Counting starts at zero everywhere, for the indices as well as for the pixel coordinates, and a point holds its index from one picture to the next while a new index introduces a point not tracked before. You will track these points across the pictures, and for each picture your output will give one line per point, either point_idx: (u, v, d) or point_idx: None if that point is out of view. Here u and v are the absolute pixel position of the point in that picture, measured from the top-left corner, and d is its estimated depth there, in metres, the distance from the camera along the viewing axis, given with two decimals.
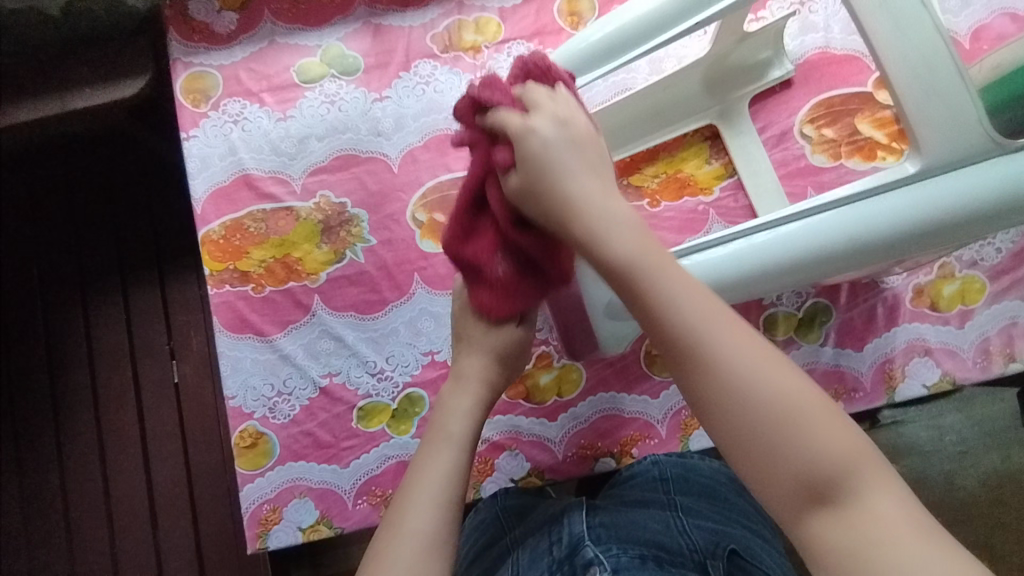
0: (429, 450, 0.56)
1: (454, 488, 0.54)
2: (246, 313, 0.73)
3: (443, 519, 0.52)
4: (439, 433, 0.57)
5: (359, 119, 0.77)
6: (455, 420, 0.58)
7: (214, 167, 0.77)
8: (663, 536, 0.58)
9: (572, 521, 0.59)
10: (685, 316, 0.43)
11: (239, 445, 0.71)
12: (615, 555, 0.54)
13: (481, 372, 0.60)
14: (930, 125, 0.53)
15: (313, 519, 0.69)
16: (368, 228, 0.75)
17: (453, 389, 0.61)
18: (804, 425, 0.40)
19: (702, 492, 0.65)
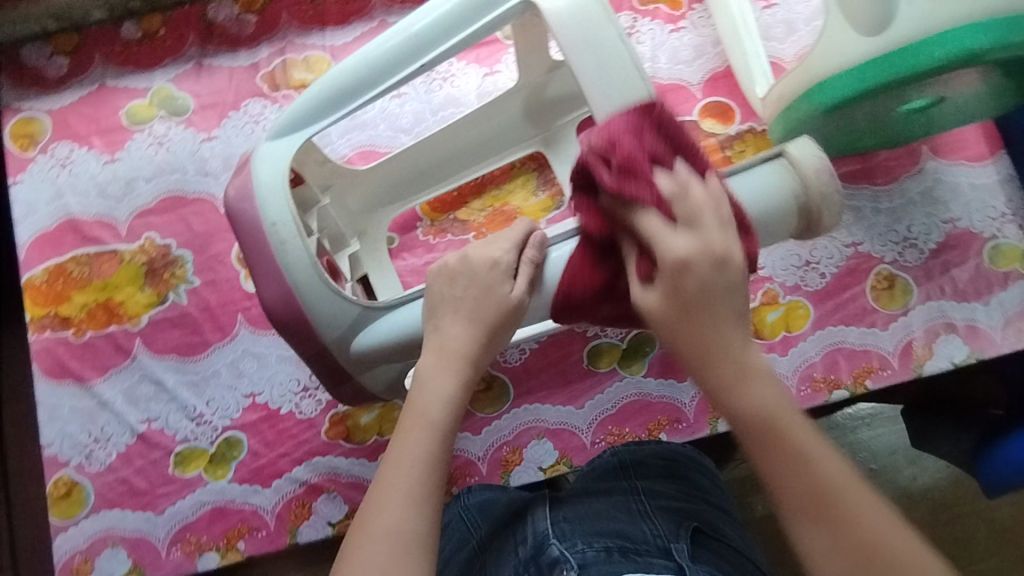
0: (404, 439, 0.47)
1: (434, 483, 0.45)
2: (65, 359, 0.73)
3: (417, 517, 0.43)
4: (417, 418, 0.48)
5: (186, 159, 0.77)
6: (433, 407, 0.48)
7: (39, 212, 0.76)
8: (627, 523, 0.54)
9: (536, 519, 0.56)
10: (769, 418, 0.42)
11: (53, 494, 0.70)
12: (581, 551, 0.51)
13: (463, 343, 0.50)
14: None
15: (124, 569, 0.68)
16: (193, 269, 0.75)
17: (431, 363, 0.50)
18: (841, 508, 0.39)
19: (661, 470, 0.62)
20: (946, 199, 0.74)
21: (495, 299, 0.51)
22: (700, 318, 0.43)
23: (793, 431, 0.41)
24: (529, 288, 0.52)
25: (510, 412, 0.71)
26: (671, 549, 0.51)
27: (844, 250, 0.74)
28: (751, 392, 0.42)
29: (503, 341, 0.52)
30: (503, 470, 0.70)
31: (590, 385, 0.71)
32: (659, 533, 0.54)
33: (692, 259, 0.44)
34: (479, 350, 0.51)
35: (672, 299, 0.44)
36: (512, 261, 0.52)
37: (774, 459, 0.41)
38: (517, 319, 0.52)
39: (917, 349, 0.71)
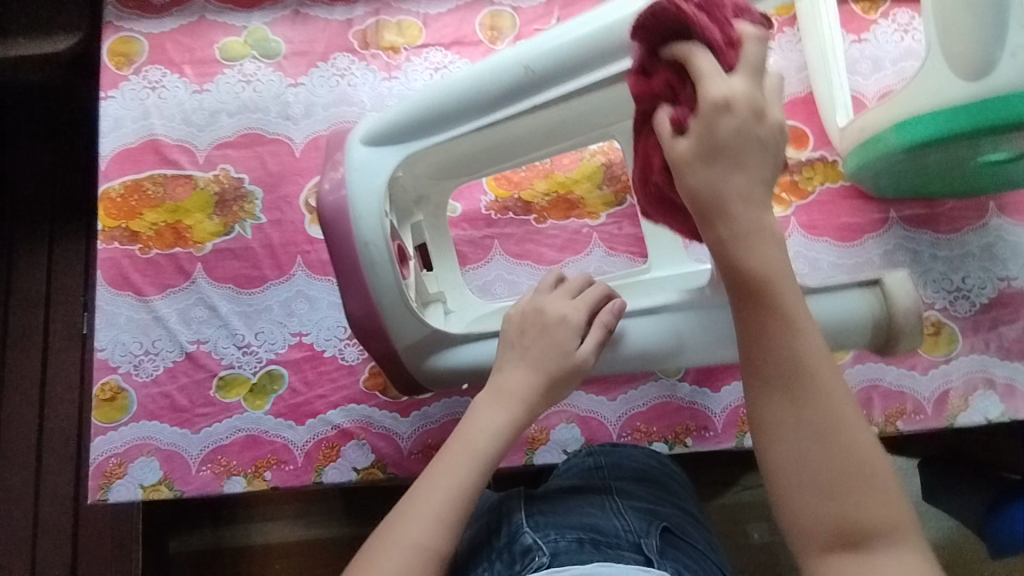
0: (450, 453, 0.51)
1: (467, 505, 0.48)
2: (129, 272, 0.76)
3: (445, 536, 0.47)
4: (464, 442, 0.51)
5: (271, 101, 0.80)
6: (483, 434, 0.52)
7: (125, 128, 0.79)
8: (598, 518, 0.55)
9: (511, 511, 0.57)
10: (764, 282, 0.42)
11: (98, 397, 0.73)
12: (553, 539, 0.52)
13: (524, 388, 0.54)
14: None
15: (155, 479, 0.71)
16: (261, 206, 0.77)
17: (488, 402, 0.54)
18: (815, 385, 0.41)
19: (635, 476, 0.64)
20: (1005, 257, 0.75)
21: (559, 350, 0.56)
22: (730, 176, 0.43)
23: (781, 290, 0.42)
24: (594, 351, 0.56)
25: None
26: (642, 544, 0.53)
27: None
28: (756, 246, 0.42)
29: (561, 394, 0.56)
30: (528, 447, 0.72)
31: (625, 380, 0.73)
32: (630, 528, 0.55)
33: (735, 98, 0.43)
34: (537, 395, 0.55)
35: (713, 143, 0.43)
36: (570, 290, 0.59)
37: (758, 326, 0.42)
38: (574, 377, 0.56)
39: (952, 400, 0.72)
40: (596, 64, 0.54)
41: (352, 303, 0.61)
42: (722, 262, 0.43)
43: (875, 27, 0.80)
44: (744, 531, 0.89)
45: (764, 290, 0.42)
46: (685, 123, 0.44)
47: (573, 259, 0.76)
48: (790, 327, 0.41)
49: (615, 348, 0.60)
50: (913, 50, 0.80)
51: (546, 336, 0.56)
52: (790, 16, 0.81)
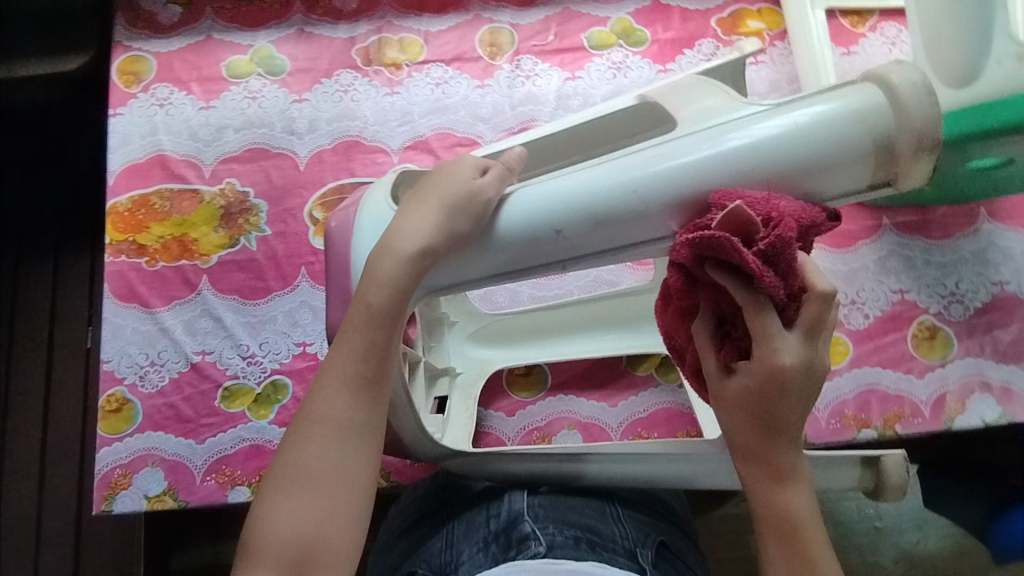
0: (349, 330, 0.49)
1: (370, 368, 0.48)
2: (135, 284, 0.77)
3: (363, 407, 0.48)
4: (359, 306, 0.49)
5: (276, 116, 0.82)
6: (377, 291, 0.49)
7: (133, 144, 0.81)
8: (597, 522, 0.56)
9: (512, 499, 0.58)
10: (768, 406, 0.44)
11: (104, 408, 0.73)
12: (552, 534, 0.52)
13: (430, 233, 0.49)
14: None
15: (159, 489, 0.71)
16: (266, 219, 0.79)
17: (382, 252, 0.50)
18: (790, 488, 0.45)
19: (635, 487, 0.64)
20: (997, 262, 0.76)
21: (454, 184, 0.50)
22: (778, 414, 0.44)
23: (806, 529, 0.44)
24: (497, 181, 0.51)
25: (545, 400, 0.74)
26: (637, 553, 0.53)
27: (891, 295, 0.76)
28: (788, 490, 0.45)
29: (462, 227, 0.50)
30: None
31: (626, 386, 0.74)
32: (627, 536, 0.55)
33: (791, 369, 0.43)
34: (433, 231, 0.49)
35: (762, 389, 0.43)
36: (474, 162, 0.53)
37: (777, 541, 0.45)
38: (479, 210, 0.50)
39: (950, 403, 0.72)
40: (633, 226, 0.47)
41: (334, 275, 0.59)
42: (755, 495, 0.46)
43: (863, 41, 0.83)
44: (743, 543, 0.87)
45: (791, 528, 0.44)
46: (736, 363, 0.45)
47: (573, 267, 0.78)
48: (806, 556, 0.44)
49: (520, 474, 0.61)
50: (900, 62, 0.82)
51: (440, 181, 0.52)
52: (781, 31, 0.84)
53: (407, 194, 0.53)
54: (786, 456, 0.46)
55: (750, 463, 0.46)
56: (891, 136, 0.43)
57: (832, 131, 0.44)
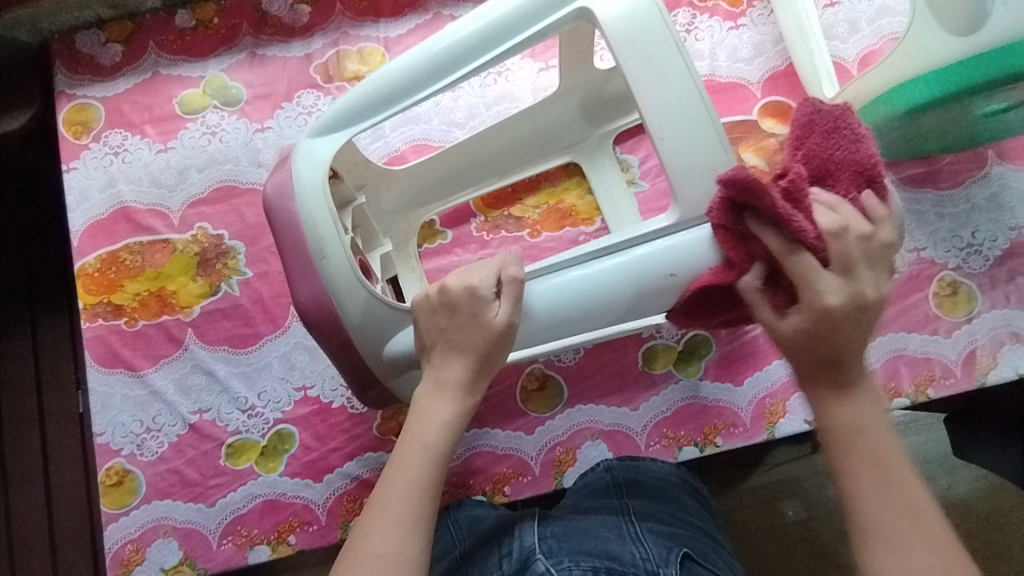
0: (401, 460, 0.51)
1: (425, 504, 0.50)
2: (117, 348, 0.72)
3: (411, 541, 0.48)
4: (413, 441, 0.52)
5: (240, 150, 0.77)
6: (429, 429, 0.52)
7: (93, 200, 0.76)
8: (614, 544, 0.53)
9: (523, 533, 0.54)
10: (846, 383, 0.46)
11: (104, 483, 0.70)
12: (568, 570, 0.49)
13: (465, 375, 0.54)
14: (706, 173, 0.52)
15: (175, 559, 0.68)
16: (245, 260, 0.74)
17: (427, 392, 0.54)
18: (887, 471, 0.44)
19: (652, 496, 0.62)
20: (1011, 205, 0.73)
21: (479, 332, 0.53)
22: (843, 363, 0.46)
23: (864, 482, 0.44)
24: (512, 310, 0.53)
25: (564, 412, 0.70)
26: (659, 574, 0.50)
27: (907, 255, 0.72)
28: (847, 408, 0.46)
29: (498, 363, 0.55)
30: (556, 471, 0.69)
31: (645, 387, 0.70)
32: (648, 556, 0.51)
33: (840, 310, 0.45)
34: (473, 376, 0.54)
35: (812, 337, 0.46)
36: (489, 290, 0.54)
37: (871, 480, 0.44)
38: (507, 341, 0.54)
39: (980, 358, 0.70)
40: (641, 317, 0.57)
41: (304, 299, 0.57)
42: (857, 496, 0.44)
43: None
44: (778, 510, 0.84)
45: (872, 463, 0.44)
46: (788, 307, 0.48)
47: None
48: (906, 503, 0.43)
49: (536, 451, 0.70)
50: (887, 7, 0.78)
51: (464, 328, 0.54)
52: None
53: (424, 315, 0.55)
54: (848, 414, 0.46)
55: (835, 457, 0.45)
56: None
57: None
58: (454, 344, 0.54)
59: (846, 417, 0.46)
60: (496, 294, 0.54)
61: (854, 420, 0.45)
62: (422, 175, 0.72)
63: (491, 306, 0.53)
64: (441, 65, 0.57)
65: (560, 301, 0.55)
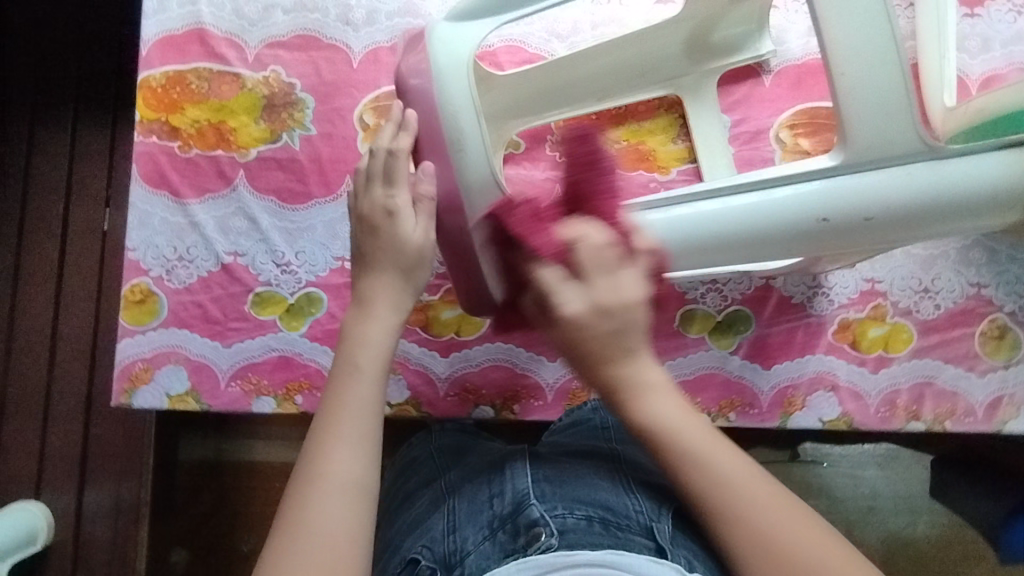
0: (341, 383, 0.50)
1: (367, 422, 0.48)
2: (166, 170, 0.71)
3: (357, 456, 0.46)
4: (349, 365, 0.51)
5: (331, 2, 0.73)
6: (364, 350, 0.51)
7: (170, 12, 0.73)
8: (611, 496, 0.52)
9: (515, 474, 0.54)
10: (670, 432, 0.45)
11: (127, 298, 0.69)
12: (561, 516, 0.49)
13: (392, 293, 0.54)
14: (859, 123, 0.48)
15: (182, 389, 0.69)
16: (312, 117, 0.72)
17: (357, 318, 0.53)
18: (757, 511, 0.43)
19: (641, 439, 0.61)
20: None
21: (394, 249, 0.54)
22: (606, 365, 0.47)
23: (682, 429, 0.46)
24: (428, 226, 0.55)
25: None
26: (654, 528, 0.49)
27: (966, 288, 0.71)
28: (638, 402, 0.47)
29: (422, 280, 0.55)
30: (568, 402, 0.70)
31: (676, 346, 0.70)
32: (643, 509, 0.51)
33: (582, 318, 0.47)
34: (403, 296, 0.54)
35: (590, 356, 0.48)
36: (404, 209, 0.55)
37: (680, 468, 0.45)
38: (423, 258, 0.55)
39: (1005, 406, 0.70)
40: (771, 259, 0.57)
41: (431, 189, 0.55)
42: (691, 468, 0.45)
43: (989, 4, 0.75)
44: None
45: (683, 422, 0.46)
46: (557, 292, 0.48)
47: None
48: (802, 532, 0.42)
49: (553, 379, 0.70)
50: None
51: (383, 244, 0.55)
52: None
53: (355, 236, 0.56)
54: (623, 371, 0.47)
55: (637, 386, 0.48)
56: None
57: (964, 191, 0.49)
58: (379, 270, 0.54)
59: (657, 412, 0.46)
60: (411, 211, 0.55)
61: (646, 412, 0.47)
62: (527, 85, 0.68)
63: (404, 219, 0.54)
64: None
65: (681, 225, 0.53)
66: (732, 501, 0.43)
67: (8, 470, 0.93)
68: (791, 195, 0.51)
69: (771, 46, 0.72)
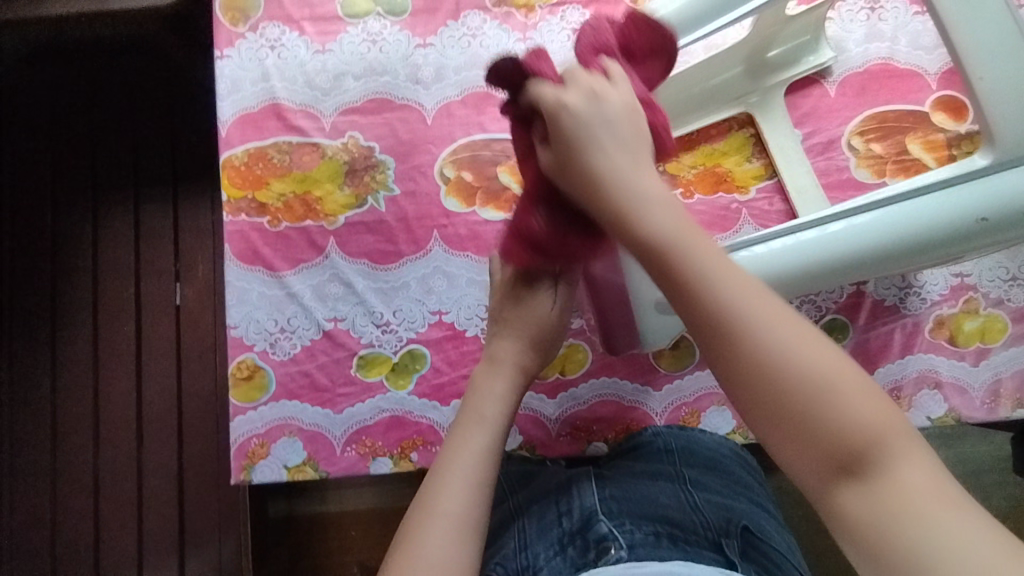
0: (461, 430, 0.53)
1: (487, 472, 0.51)
2: (258, 246, 0.72)
3: (476, 504, 0.48)
4: (471, 415, 0.54)
5: (399, 63, 0.75)
6: (487, 403, 0.55)
7: (244, 91, 0.74)
8: (675, 512, 0.58)
9: (583, 494, 0.60)
10: (743, 309, 0.40)
11: (235, 375, 0.70)
12: (629, 532, 0.55)
13: (516, 357, 0.59)
14: (1004, 124, 0.56)
15: (299, 459, 0.69)
16: (394, 177, 0.73)
17: (486, 371, 0.58)
18: (823, 398, 0.37)
19: (708, 464, 0.65)
20: None
21: (536, 319, 0.60)
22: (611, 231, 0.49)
23: (750, 303, 0.40)
24: (564, 305, 0.62)
25: (692, 373, 0.71)
26: (722, 544, 0.55)
27: None
28: (694, 261, 0.42)
29: (548, 352, 0.62)
30: None
31: None
32: (710, 526, 0.57)
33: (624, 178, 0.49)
34: (526, 359, 0.59)
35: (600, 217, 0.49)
36: (546, 284, 0.61)
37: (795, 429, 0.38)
38: (557, 331, 0.61)
39: None
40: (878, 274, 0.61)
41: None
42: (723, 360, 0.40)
43: None
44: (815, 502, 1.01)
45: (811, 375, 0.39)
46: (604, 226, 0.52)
47: (721, 237, 0.72)
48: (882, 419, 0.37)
49: (661, 408, 0.71)
50: None
51: (523, 314, 0.60)
52: None
53: (495, 303, 0.62)
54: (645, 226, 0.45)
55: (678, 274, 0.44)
56: None
57: (971, 220, 0.56)
58: (511, 331, 0.60)
59: (711, 269, 0.42)
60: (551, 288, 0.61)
61: (713, 296, 0.41)
62: None
63: (545, 298, 0.60)
64: (715, 6, 0.60)
65: (775, 261, 0.60)
66: (810, 391, 0.37)
67: (108, 552, 0.94)
68: (874, 218, 0.58)
69: (831, 53, 0.74)
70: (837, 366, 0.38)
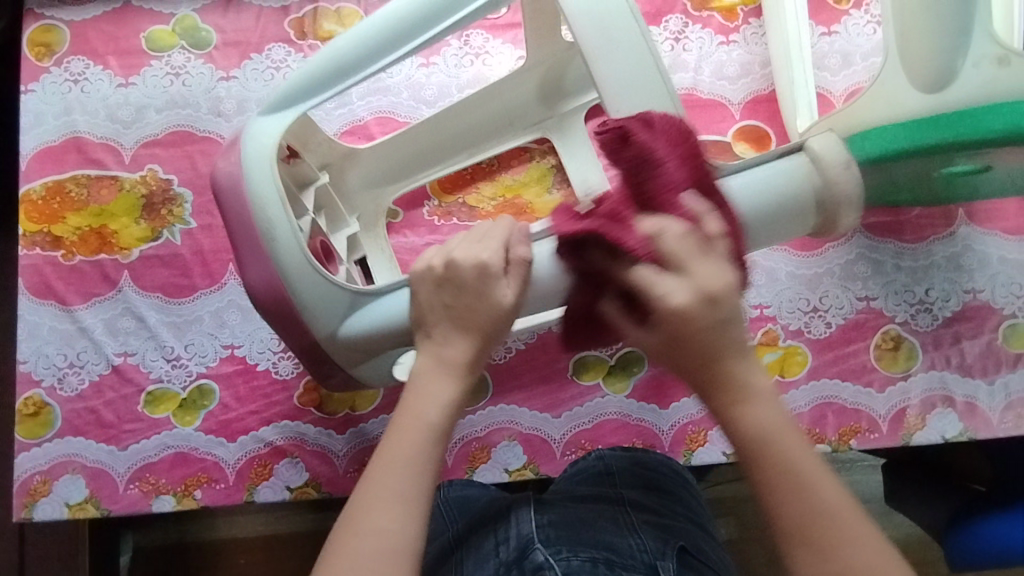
0: (393, 438, 0.46)
1: (425, 484, 0.44)
2: (51, 280, 0.72)
3: (405, 524, 0.43)
4: (411, 417, 0.46)
5: (201, 96, 0.75)
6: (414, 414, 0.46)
7: (45, 125, 0.74)
8: (614, 536, 0.51)
9: (521, 518, 0.53)
10: (771, 445, 0.41)
11: (21, 412, 0.70)
12: (567, 559, 0.48)
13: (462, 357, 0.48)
14: None
15: (81, 497, 0.68)
16: (191, 210, 0.73)
17: (431, 368, 0.48)
18: (826, 543, 0.39)
19: (648, 484, 0.61)
20: (971, 268, 0.71)
21: (485, 313, 0.48)
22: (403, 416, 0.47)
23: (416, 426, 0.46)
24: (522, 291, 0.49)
25: (484, 408, 0.70)
26: (657, 568, 0.49)
27: (855, 303, 0.71)
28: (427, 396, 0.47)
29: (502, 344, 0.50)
30: (468, 465, 0.69)
31: (571, 396, 0.70)
32: (647, 549, 0.51)
33: (691, 309, 0.42)
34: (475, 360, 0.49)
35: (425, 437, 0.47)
36: (500, 266, 0.49)
37: (782, 488, 0.41)
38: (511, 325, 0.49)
39: (910, 418, 0.69)
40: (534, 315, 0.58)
41: (252, 279, 0.57)
42: (737, 419, 0.43)
43: (846, 20, 0.72)
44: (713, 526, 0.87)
45: (787, 450, 0.41)
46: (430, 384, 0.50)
47: None
48: (827, 512, 0.40)
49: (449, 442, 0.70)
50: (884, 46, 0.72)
51: (473, 304, 0.49)
52: (757, 6, 0.75)
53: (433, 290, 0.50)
54: (739, 370, 0.43)
55: (733, 400, 0.43)
56: (826, 199, 0.53)
57: None
58: (444, 330, 0.49)
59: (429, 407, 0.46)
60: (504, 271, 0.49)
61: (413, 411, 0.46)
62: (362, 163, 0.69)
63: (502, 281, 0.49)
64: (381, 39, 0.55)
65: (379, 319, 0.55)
66: (800, 520, 0.40)
67: None
68: None
69: None
70: (841, 509, 0.40)
